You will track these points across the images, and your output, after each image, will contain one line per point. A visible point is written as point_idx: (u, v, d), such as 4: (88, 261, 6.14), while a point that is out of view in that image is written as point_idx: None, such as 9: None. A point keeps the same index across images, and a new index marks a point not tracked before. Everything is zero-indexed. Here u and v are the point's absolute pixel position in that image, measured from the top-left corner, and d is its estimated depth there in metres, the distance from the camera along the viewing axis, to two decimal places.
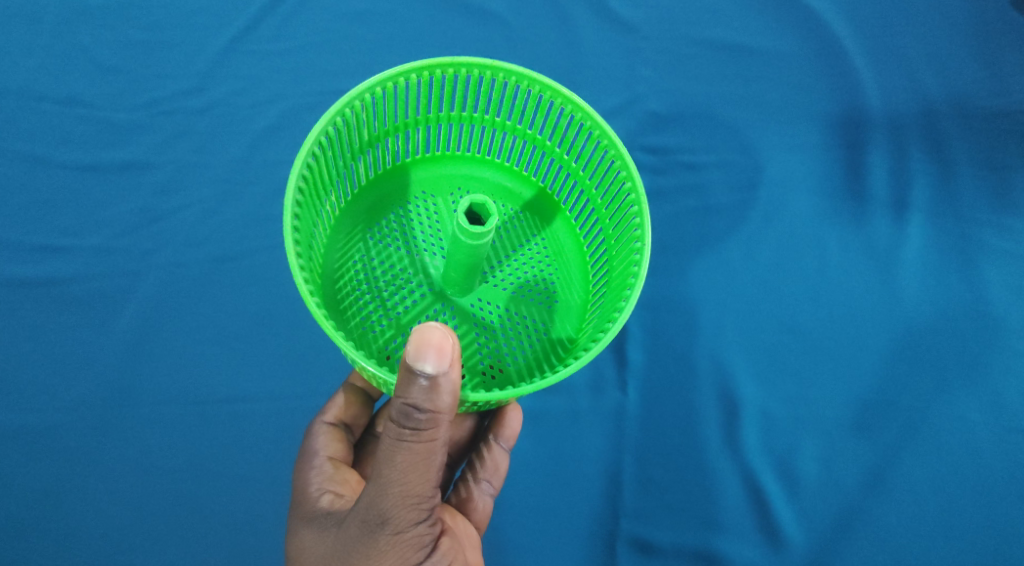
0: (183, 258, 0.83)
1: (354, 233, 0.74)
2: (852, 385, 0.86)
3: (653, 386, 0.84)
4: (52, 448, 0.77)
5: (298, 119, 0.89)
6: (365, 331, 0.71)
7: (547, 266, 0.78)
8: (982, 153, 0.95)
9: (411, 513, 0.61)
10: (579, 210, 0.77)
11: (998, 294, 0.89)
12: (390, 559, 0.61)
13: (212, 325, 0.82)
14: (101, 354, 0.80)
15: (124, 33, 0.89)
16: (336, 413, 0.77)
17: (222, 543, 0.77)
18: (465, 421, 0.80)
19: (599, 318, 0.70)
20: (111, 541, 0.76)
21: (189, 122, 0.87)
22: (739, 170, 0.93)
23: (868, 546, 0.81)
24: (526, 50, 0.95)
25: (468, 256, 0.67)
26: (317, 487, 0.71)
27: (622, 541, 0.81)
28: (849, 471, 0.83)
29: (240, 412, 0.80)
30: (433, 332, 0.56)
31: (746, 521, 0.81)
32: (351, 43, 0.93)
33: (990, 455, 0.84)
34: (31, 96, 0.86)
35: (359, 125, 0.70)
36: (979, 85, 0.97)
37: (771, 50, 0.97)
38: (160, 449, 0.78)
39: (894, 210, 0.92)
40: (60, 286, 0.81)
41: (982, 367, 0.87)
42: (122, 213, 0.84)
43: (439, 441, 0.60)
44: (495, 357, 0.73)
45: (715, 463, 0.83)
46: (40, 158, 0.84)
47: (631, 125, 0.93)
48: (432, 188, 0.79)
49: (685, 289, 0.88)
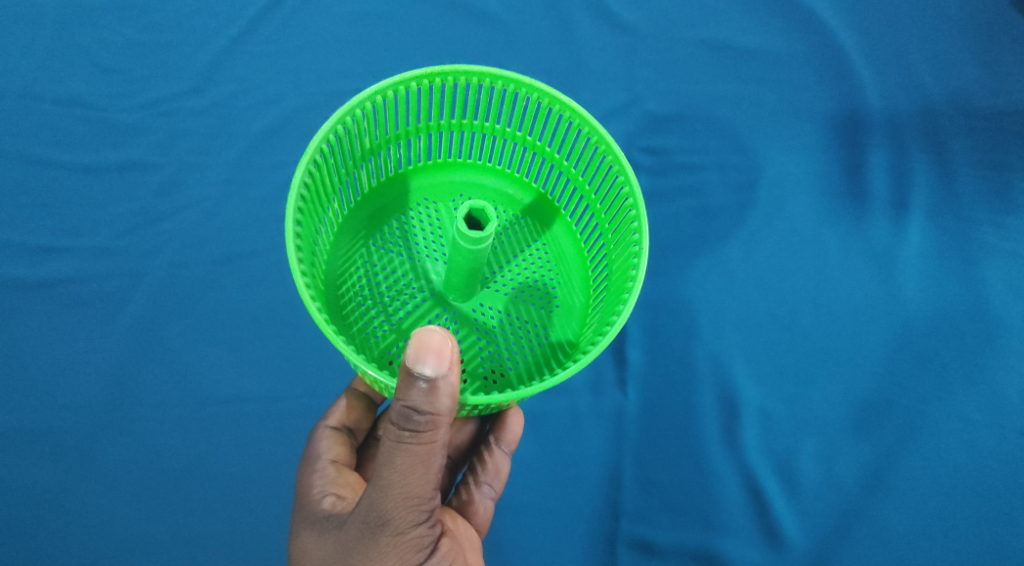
0: (183, 258, 0.85)
1: (356, 241, 0.77)
2: (853, 386, 0.88)
3: (652, 386, 0.86)
4: (55, 444, 0.80)
5: (298, 119, 0.91)
6: (368, 336, 0.73)
7: (547, 270, 0.79)
8: (982, 153, 0.96)
9: (411, 514, 0.62)
10: (580, 214, 0.79)
11: (999, 295, 0.91)
12: (391, 559, 0.63)
13: (214, 324, 0.84)
14: (101, 350, 0.82)
15: (125, 35, 0.91)
16: (339, 417, 0.79)
17: (224, 540, 0.79)
18: (466, 425, 0.82)
19: (599, 320, 0.72)
20: (114, 537, 0.78)
21: (189, 122, 0.89)
22: (737, 171, 0.95)
23: (867, 545, 0.83)
24: (527, 51, 0.97)
25: (468, 261, 0.68)
26: (320, 489, 0.73)
27: (622, 540, 0.83)
28: (849, 472, 0.85)
29: (240, 410, 0.82)
30: (433, 336, 0.58)
31: (745, 522, 0.83)
32: (356, 44, 0.95)
33: (990, 454, 0.86)
34: (32, 97, 0.88)
35: (361, 133, 0.72)
36: (979, 85, 0.99)
37: (766, 50, 0.99)
38: (162, 447, 0.81)
39: (894, 211, 0.94)
40: (62, 287, 0.83)
41: (983, 368, 0.88)
42: (122, 214, 0.86)
43: (439, 443, 0.62)
44: (496, 361, 0.75)
45: (715, 463, 0.85)
46: (41, 159, 0.87)
47: (630, 126, 0.95)
48: (433, 195, 0.81)
49: (684, 291, 0.90)
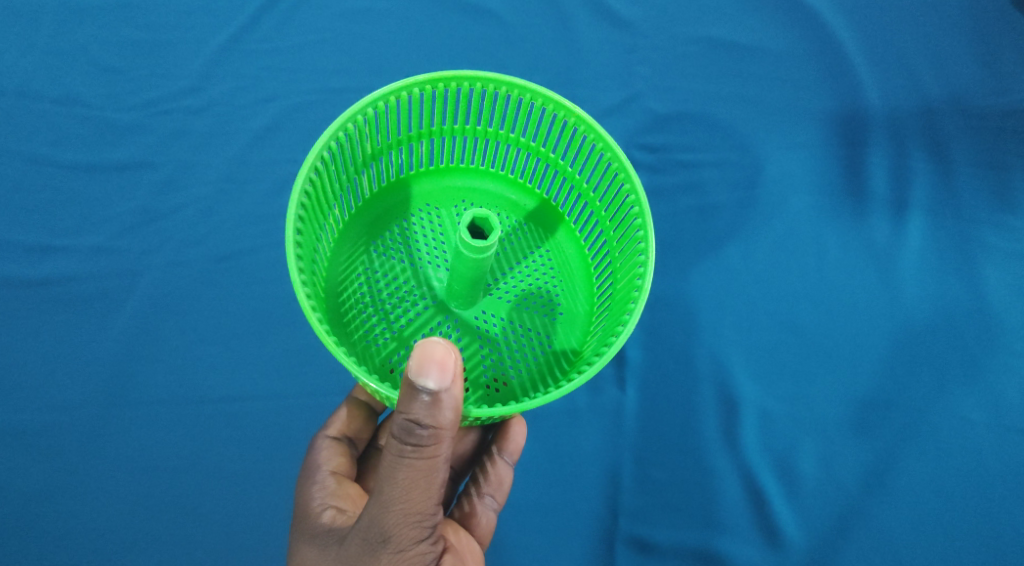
0: (181, 258, 0.82)
1: (357, 247, 0.73)
2: (851, 385, 0.84)
3: (651, 385, 0.83)
4: (50, 450, 0.76)
5: (293, 118, 0.88)
6: (369, 345, 0.69)
7: (551, 276, 0.75)
8: (983, 152, 0.93)
9: (414, 530, 0.59)
10: (584, 220, 0.75)
11: (998, 293, 0.87)
12: None
13: (212, 325, 0.81)
14: (98, 354, 0.79)
15: (123, 34, 0.88)
16: (340, 427, 0.75)
17: (217, 544, 0.76)
18: (469, 434, 0.79)
19: (604, 329, 0.68)
20: (107, 542, 0.75)
21: (189, 121, 0.86)
22: (739, 168, 0.91)
23: (867, 546, 0.80)
24: (525, 48, 0.94)
25: (471, 270, 0.65)
26: (320, 502, 0.68)
27: (620, 542, 0.79)
28: (850, 470, 0.82)
29: (237, 412, 0.79)
30: (436, 347, 0.55)
31: (745, 521, 0.80)
32: (347, 41, 0.92)
33: (990, 455, 0.83)
34: (31, 96, 0.85)
35: (362, 139, 0.69)
36: (980, 84, 0.96)
37: (774, 49, 0.96)
38: (157, 449, 0.77)
39: (894, 209, 0.91)
40: (59, 287, 0.80)
41: (982, 367, 0.85)
42: (121, 212, 0.83)
43: (441, 457, 0.58)
44: (499, 370, 0.71)
45: (714, 462, 0.81)
46: (39, 158, 0.83)
47: (631, 124, 0.92)
48: (436, 200, 0.77)
49: (685, 289, 0.86)
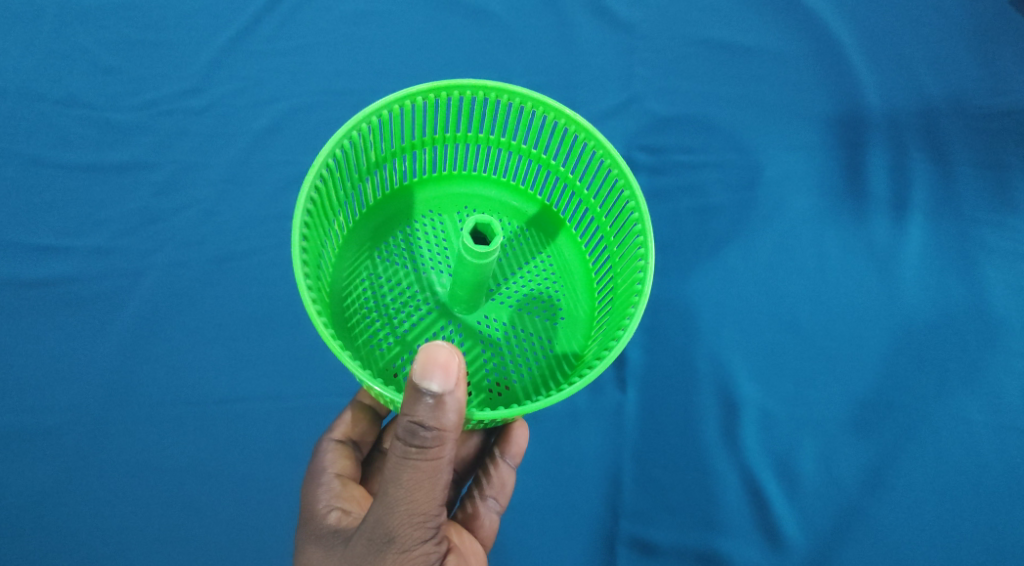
0: (181, 259, 0.83)
1: (360, 253, 0.74)
2: (852, 385, 0.86)
3: (652, 386, 0.85)
4: (52, 448, 0.78)
5: (297, 119, 0.90)
6: (373, 349, 0.70)
7: (552, 281, 0.76)
8: (982, 152, 0.94)
9: (418, 531, 0.60)
10: (582, 223, 0.76)
11: (999, 294, 0.89)
12: None
13: (213, 324, 0.82)
14: (100, 354, 0.80)
15: (124, 34, 0.89)
16: (345, 429, 0.76)
17: (219, 542, 0.77)
18: (473, 437, 0.80)
19: (605, 332, 0.69)
20: (110, 541, 0.77)
21: (188, 122, 0.88)
22: (738, 170, 0.93)
23: (868, 546, 0.81)
24: (526, 49, 0.95)
25: (474, 275, 0.66)
26: (326, 503, 0.70)
27: (621, 541, 0.81)
28: (850, 471, 0.83)
29: (239, 412, 0.80)
30: (439, 351, 0.56)
31: (745, 522, 0.81)
32: (351, 42, 0.93)
33: (990, 455, 0.84)
34: (31, 96, 0.86)
35: (367, 145, 0.70)
36: (980, 85, 0.97)
37: (772, 49, 0.97)
38: (158, 449, 0.79)
39: (894, 209, 0.92)
40: (59, 287, 0.81)
41: (983, 367, 0.86)
42: (120, 213, 0.84)
43: (444, 460, 0.59)
44: (501, 374, 0.72)
45: (715, 463, 0.83)
46: (39, 158, 0.85)
47: (631, 125, 0.94)
48: (439, 207, 0.78)
49: (684, 290, 0.88)
